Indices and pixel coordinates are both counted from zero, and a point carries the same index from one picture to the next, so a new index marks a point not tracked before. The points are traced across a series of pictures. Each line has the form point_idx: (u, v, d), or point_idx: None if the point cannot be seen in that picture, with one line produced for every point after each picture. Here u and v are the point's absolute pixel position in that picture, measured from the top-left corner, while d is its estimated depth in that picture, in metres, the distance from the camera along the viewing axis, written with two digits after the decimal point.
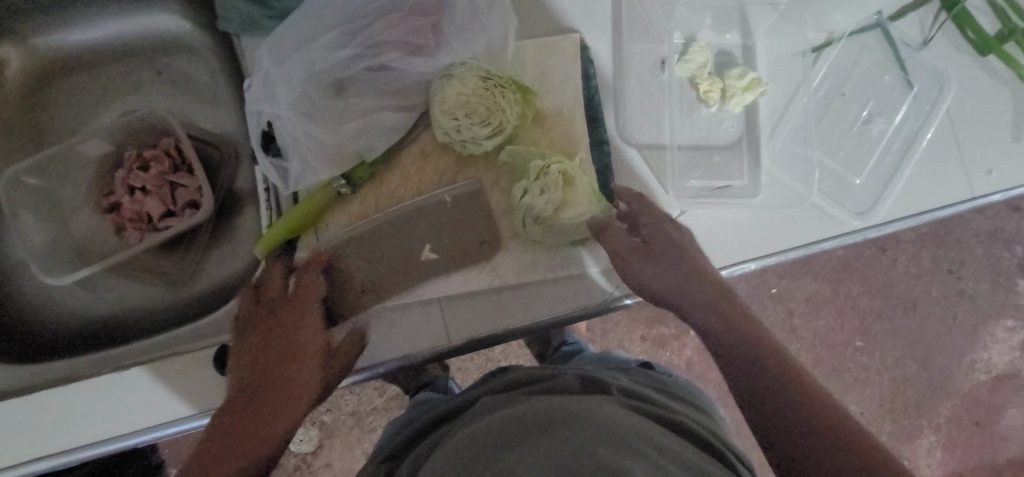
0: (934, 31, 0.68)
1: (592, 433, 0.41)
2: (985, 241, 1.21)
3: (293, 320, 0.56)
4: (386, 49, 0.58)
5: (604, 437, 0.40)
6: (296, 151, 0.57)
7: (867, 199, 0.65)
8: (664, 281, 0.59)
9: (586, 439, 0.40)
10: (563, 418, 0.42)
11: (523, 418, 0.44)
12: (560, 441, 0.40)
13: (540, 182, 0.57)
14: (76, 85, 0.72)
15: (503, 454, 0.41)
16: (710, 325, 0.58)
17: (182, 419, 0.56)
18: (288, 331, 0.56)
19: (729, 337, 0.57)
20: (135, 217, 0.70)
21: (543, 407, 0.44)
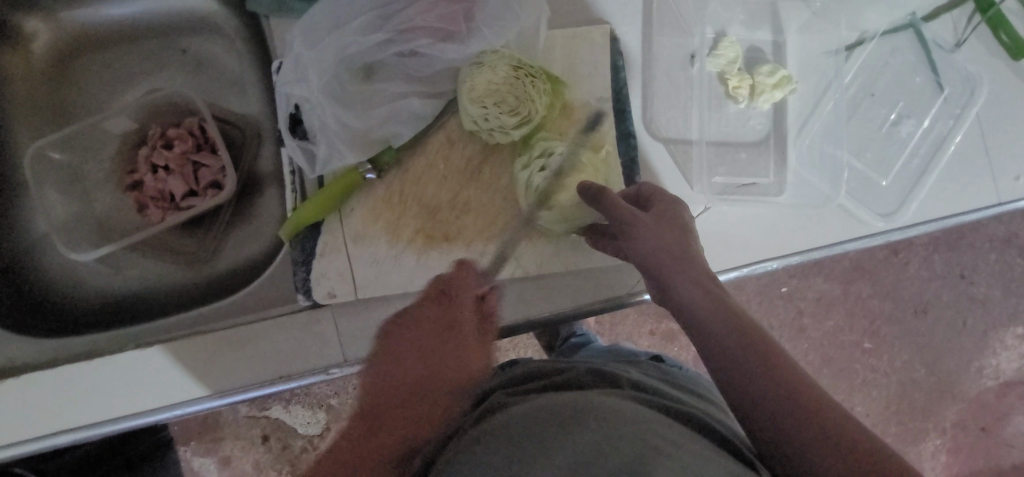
0: (968, 33, 0.67)
1: (618, 430, 0.40)
2: (999, 247, 1.21)
3: (443, 333, 0.54)
4: (416, 35, 0.57)
5: (629, 434, 0.40)
6: (324, 135, 0.57)
7: (893, 201, 0.64)
8: (660, 249, 0.51)
9: (612, 435, 0.39)
10: (585, 413, 0.42)
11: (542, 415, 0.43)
12: (588, 439, 0.39)
13: (552, 165, 0.57)
14: (101, 62, 0.72)
15: (524, 451, 0.40)
16: (699, 310, 0.48)
17: (203, 399, 0.56)
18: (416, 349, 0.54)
19: (714, 315, 0.47)
20: (158, 195, 0.70)
21: (561, 405, 0.44)
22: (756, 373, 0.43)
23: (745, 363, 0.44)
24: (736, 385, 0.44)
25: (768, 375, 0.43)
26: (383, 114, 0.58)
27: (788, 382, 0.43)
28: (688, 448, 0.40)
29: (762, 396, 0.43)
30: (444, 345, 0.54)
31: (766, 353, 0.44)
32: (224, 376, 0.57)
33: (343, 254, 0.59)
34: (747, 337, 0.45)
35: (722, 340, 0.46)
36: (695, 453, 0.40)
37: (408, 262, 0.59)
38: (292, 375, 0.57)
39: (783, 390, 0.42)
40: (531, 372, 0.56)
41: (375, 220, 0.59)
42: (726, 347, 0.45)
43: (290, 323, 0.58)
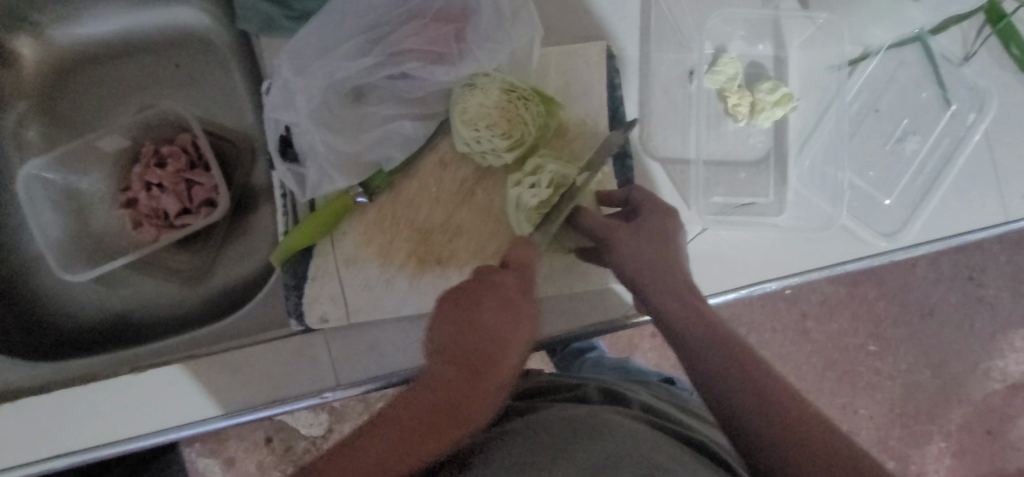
0: (977, 45, 0.65)
1: (617, 449, 0.41)
2: (1009, 248, 1.18)
3: (518, 298, 0.49)
4: (407, 58, 0.56)
5: (625, 458, 0.40)
6: (313, 160, 0.56)
7: (896, 220, 0.63)
8: (647, 261, 0.52)
9: (608, 453, 0.40)
10: (576, 438, 0.42)
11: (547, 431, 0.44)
12: (588, 456, 0.40)
13: (535, 178, 0.56)
14: (94, 77, 0.71)
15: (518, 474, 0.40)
16: (688, 327, 0.49)
17: (196, 423, 0.56)
18: (470, 315, 0.48)
19: (700, 335, 0.48)
20: (152, 213, 0.69)
21: (558, 424, 0.44)
22: (740, 389, 0.44)
23: (730, 380, 0.45)
24: (719, 399, 0.45)
25: (751, 390, 0.44)
26: (374, 137, 0.58)
27: (771, 398, 0.43)
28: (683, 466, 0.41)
29: (743, 411, 0.43)
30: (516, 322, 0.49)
31: (751, 370, 0.45)
32: (217, 401, 0.56)
33: (335, 279, 0.58)
34: (734, 357, 0.46)
35: (708, 358, 0.47)
36: (687, 471, 0.40)
37: (401, 286, 0.58)
38: (287, 398, 0.57)
39: (767, 406, 0.43)
40: (541, 390, 0.57)
41: (367, 243, 0.58)
42: (712, 365, 0.46)
43: (289, 343, 0.58)
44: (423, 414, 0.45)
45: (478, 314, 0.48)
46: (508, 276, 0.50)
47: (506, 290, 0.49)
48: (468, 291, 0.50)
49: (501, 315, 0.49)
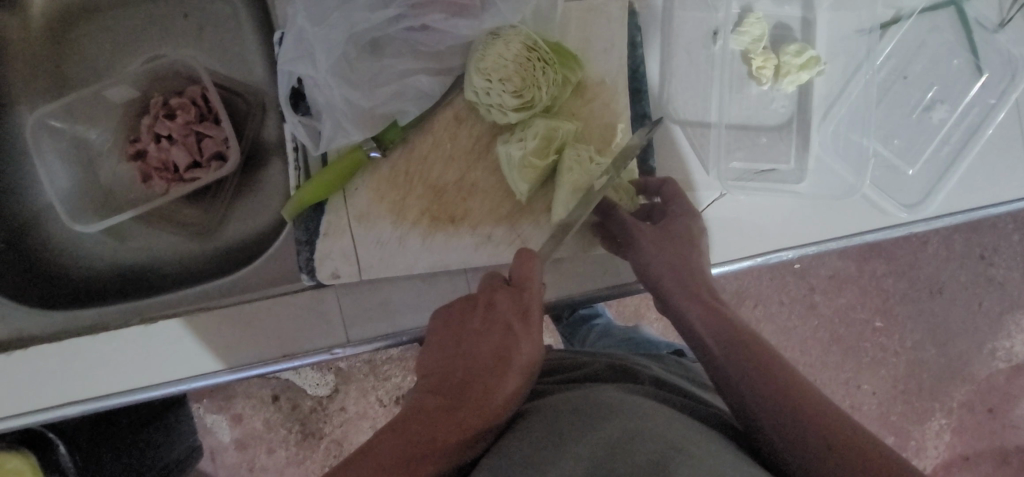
0: (1013, 12, 0.63)
1: (631, 431, 0.39)
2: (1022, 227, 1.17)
3: (516, 320, 0.50)
4: (428, 10, 0.54)
5: (648, 432, 0.39)
6: (330, 114, 0.55)
7: (918, 192, 0.62)
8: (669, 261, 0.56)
9: (619, 435, 0.39)
10: (596, 414, 0.42)
11: (549, 422, 0.43)
12: (599, 444, 0.39)
13: (522, 133, 0.55)
14: (101, 25, 0.70)
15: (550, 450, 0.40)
16: (713, 335, 0.52)
17: (206, 375, 0.56)
18: (472, 333, 0.50)
19: (723, 342, 0.51)
20: (161, 166, 0.68)
21: (573, 406, 0.44)
22: (764, 385, 0.47)
23: (755, 381, 0.47)
24: (746, 396, 0.47)
25: (776, 385, 0.46)
26: (390, 91, 0.56)
27: (792, 394, 0.46)
28: (700, 445, 0.39)
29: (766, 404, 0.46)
30: (515, 336, 0.50)
31: (775, 370, 0.48)
32: (228, 354, 0.57)
33: (347, 235, 0.57)
34: (756, 358, 0.49)
35: (736, 358, 0.49)
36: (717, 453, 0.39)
37: (413, 244, 0.57)
38: (297, 354, 0.57)
39: (792, 397, 0.45)
40: (552, 367, 0.56)
41: (380, 199, 0.58)
42: (738, 366, 0.49)
43: (296, 301, 0.57)
44: (411, 434, 0.44)
45: (471, 336, 0.50)
46: (507, 295, 0.51)
47: (508, 318, 0.50)
48: (465, 310, 0.52)
49: (500, 335, 0.50)
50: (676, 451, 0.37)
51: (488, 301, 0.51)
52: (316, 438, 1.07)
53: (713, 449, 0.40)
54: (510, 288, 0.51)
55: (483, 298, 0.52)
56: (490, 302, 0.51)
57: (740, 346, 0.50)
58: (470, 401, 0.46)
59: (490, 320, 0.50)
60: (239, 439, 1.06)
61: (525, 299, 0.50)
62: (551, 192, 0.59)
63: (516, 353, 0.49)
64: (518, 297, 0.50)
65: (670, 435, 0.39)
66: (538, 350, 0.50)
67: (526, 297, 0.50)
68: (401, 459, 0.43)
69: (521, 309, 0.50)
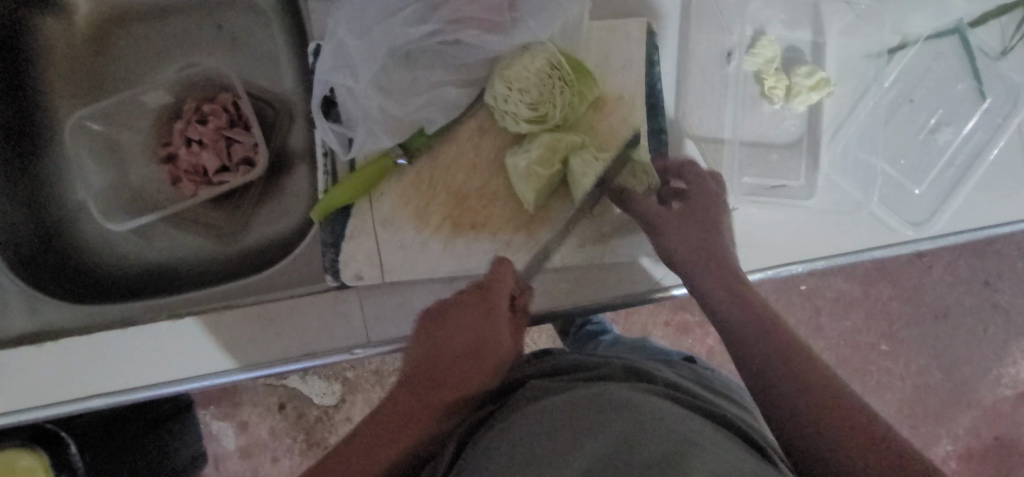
0: (1015, 41, 0.65)
1: (648, 423, 0.41)
2: None
3: (490, 316, 0.55)
4: (464, 26, 0.55)
5: (660, 425, 0.41)
6: (363, 123, 0.58)
7: (924, 210, 0.63)
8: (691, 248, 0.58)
9: (638, 431, 0.40)
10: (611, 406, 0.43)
11: (567, 410, 0.44)
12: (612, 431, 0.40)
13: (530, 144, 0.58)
14: (136, 35, 0.73)
15: (567, 433, 0.41)
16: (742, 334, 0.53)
17: (229, 371, 0.58)
18: (451, 327, 0.54)
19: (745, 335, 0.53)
20: (191, 169, 0.71)
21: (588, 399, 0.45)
22: (797, 389, 0.47)
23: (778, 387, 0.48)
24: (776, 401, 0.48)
25: (811, 382, 0.47)
26: (419, 102, 0.58)
27: (833, 398, 0.46)
28: (707, 441, 0.40)
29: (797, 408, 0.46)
30: (492, 331, 0.55)
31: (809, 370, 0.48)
32: (250, 351, 0.58)
33: (371, 238, 0.59)
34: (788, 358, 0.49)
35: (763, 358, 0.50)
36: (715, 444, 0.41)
37: (435, 249, 0.59)
38: (317, 353, 0.58)
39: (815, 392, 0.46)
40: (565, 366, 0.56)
41: (404, 205, 0.60)
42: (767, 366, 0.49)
43: (320, 301, 0.59)
44: (376, 430, 0.52)
45: (450, 331, 0.54)
46: (481, 293, 0.55)
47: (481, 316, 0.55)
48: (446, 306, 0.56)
49: (474, 333, 0.55)
50: (687, 450, 0.38)
51: (472, 296, 0.55)
52: (321, 447, 1.07)
53: (726, 452, 0.40)
54: (484, 290, 0.55)
55: (465, 294, 0.56)
56: (474, 297, 0.55)
57: (765, 341, 0.51)
58: (440, 394, 0.53)
59: (467, 317, 0.55)
60: (244, 447, 1.06)
61: (494, 298, 0.55)
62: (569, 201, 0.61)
63: (491, 347, 0.55)
64: (485, 296, 0.55)
65: (682, 431, 0.40)
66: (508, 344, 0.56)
67: (494, 297, 0.55)
68: (382, 444, 0.51)
69: (489, 306, 0.55)
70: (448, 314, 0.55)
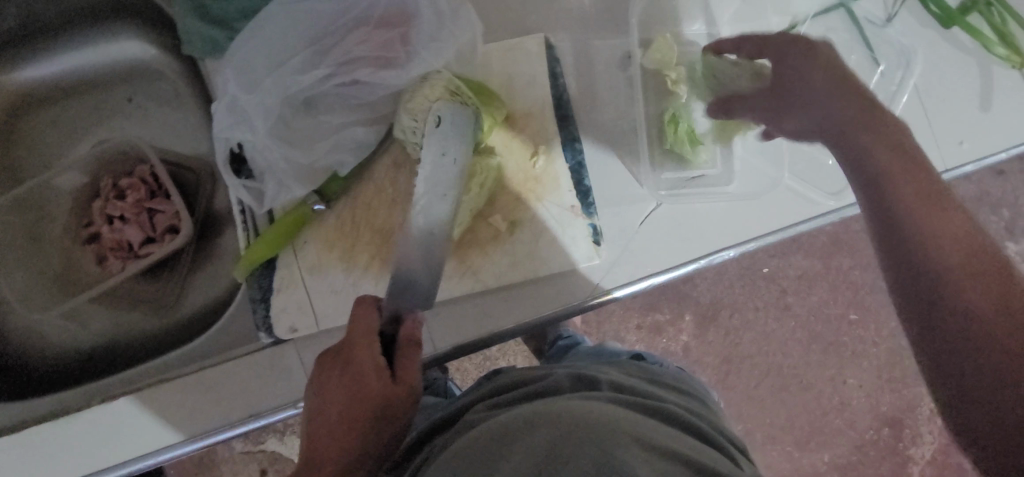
0: (897, 7, 0.68)
1: (574, 426, 0.39)
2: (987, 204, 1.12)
3: (368, 373, 0.48)
4: (357, 66, 0.57)
5: (590, 426, 0.39)
6: (272, 175, 0.58)
7: (840, 178, 0.65)
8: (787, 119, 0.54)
9: (569, 432, 0.38)
10: (541, 416, 0.41)
11: (501, 425, 0.42)
12: (538, 441, 0.39)
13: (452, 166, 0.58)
14: (46, 119, 0.72)
15: (497, 450, 0.40)
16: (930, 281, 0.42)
17: (171, 447, 0.56)
18: (330, 390, 0.49)
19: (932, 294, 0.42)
20: (116, 246, 0.70)
21: (524, 413, 0.43)
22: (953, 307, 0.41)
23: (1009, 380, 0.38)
24: (943, 368, 0.41)
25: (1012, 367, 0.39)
26: (327, 145, 0.58)
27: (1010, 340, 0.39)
28: (636, 435, 0.39)
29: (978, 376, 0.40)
30: (370, 389, 0.48)
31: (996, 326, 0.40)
32: (190, 423, 0.56)
33: (300, 287, 0.58)
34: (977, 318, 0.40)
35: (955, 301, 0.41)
36: (648, 439, 0.39)
37: (367, 288, 0.59)
38: (261, 413, 0.57)
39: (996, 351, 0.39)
40: (508, 382, 0.54)
41: (330, 249, 0.59)
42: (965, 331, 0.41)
43: (256, 359, 0.58)
44: None
45: (328, 396, 0.49)
46: (346, 353, 0.49)
47: (346, 373, 0.49)
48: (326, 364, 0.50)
49: (348, 395, 0.48)
50: (618, 445, 0.37)
51: (346, 353, 0.49)
52: None
53: (664, 445, 0.39)
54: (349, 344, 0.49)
55: (338, 351, 0.50)
56: (347, 354, 0.49)
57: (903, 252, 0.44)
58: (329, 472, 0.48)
59: (340, 379, 0.49)
60: None
61: (354, 350, 0.49)
62: (496, 222, 0.60)
63: (379, 407, 0.48)
64: (347, 353, 0.49)
65: (613, 429, 0.39)
66: (400, 400, 0.48)
67: (356, 350, 0.49)
68: None
69: (349, 359, 0.49)
70: (325, 374, 0.49)
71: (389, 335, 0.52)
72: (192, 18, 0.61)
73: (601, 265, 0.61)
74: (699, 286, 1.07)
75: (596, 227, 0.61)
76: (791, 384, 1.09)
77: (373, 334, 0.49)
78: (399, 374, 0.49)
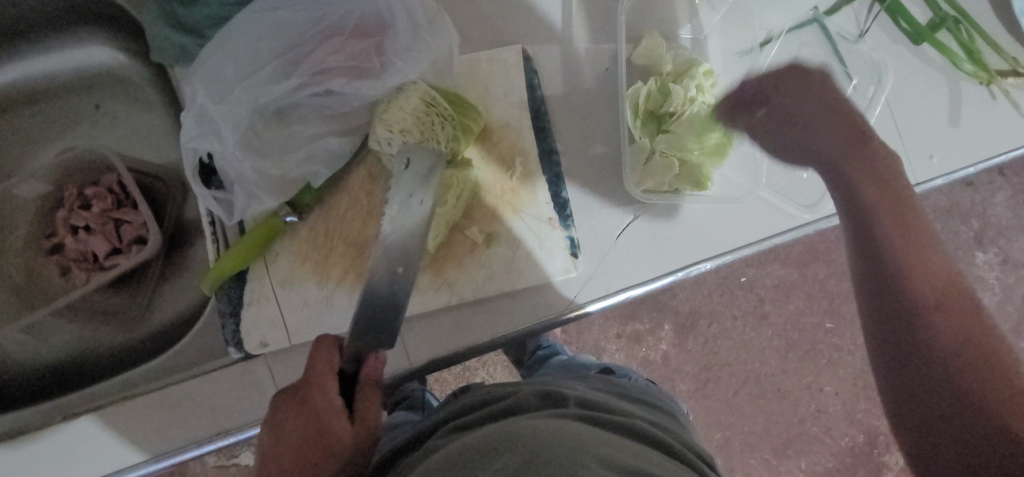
0: (869, 23, 0.69)
1: (535, 450, 0.38)
2: (955, 215, 1.14)
3: (323, 407, 0.47)
4: (332, 76, 0.56)
5: (554, 447, 0.38)
6: (242, 186, 0.56)
7: (816, 192, 0.65)
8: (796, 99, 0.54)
9: (535, 454, 0.37)
10: (504, 440, 0.40)
11: (464, 449, 0.41)
12: (500, 466, 0.37)
13: None
14: (9, 126, 0.70)
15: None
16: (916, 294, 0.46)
17: (136, 466, 0.54)
18: (289, 426, 0.47)
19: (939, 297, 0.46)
20: (80, 257, 0.68)
21: (488, 437, 0.42)
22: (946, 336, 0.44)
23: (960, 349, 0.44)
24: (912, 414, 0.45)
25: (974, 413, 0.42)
26: (301, 155, 0.57)
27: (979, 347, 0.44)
28: (598, 456, 0.38)
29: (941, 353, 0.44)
30: (325, 423, 0.47)
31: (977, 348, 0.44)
32: (156, 440, 0.55)
33: (271, 301, 0.57)
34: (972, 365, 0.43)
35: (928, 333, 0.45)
36: (615, 462, 0.38)
37: (340, 301, 0.57)
38: (230, 430, 0.55)
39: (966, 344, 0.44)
40: (474, 403, 0.52)
41: (302, 262, 0.58)
42: (937, 347, 0.44)
43: (225, 375, 0.56)
44: None
45: (285, 432, 0.47)
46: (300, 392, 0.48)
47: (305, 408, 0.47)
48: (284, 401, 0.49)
49: (304, 430, 0.47)
50: (581, 465, 0.36)
51: (301, 389, 0.48)
52: None
53: (626, 463, 0.38)
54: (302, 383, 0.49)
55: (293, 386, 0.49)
56: (303, 392, 0.48)
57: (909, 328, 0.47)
58: None
59: (296, 416, 0.47)
60: None
61: (309, 385, 0.48)
62: (472, 234, 0.60)
63: (332, 440, 0.46)
64: (305, 392, 0.48)
65: (577, 452, 0.38)
66: (354, 434, 0.47)
67: (315, 389, 0.48)
68: None
69: (305, 396, 0.48)
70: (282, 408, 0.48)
71: (349, 373, 0.50)
72: (160, 24, 0.59)
73: (578, 278, 0.60)
74: (678, 295, 1.07)
75: (574, 239, 0.61)
76: (769, 392, 1.10)
77: (329, 374, 0.48)
78: (358, 414, 0.48)
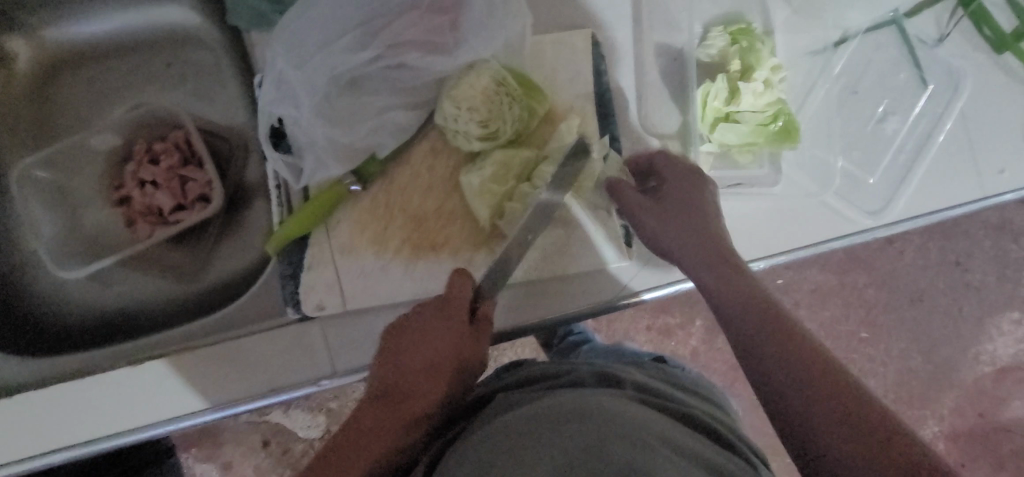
0: (951, 27, 0.68)
1: (606, 429, 0.37)
2: (1007, 234, 1.11)
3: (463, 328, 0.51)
4: (406, 49, 0.57)
5: (628, 429, 0.38)
6: (311, 150, 0.57)
7: (880, 198, 0.64)
8: None
9: (604, 437, 0.37)
10: (574, 413, 0.39)
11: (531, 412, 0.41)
12: (570, 438, 0.37)
13: (482, 163, 0.58)
14: (85, 78, 0.73)
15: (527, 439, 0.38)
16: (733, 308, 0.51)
17: (194, 414, 0.56)
18: (427, 333, 0.50)
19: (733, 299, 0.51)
20: (147, 210, 0.70)
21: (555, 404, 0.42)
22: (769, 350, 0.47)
23: (827, 410, 0.43)
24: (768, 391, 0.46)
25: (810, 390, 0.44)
26: (368, 126, 0.58)
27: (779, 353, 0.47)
28: (672, 448, 0.38)
29: (818, 425, 0.43)
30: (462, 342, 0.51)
31: (830, 387, 0.44)
32: (214, 389, 0.56)
33: (330, 267, 0.58)
34: (798, 373, 0.45)
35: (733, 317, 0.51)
36: (682, 451, 0.38)
37: (395, 272, 0.58)
38: (284, 387, 0.57)
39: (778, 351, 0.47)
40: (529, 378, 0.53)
41: (361, 231, 0.59)
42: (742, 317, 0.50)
43: (281, 335, 0.58)
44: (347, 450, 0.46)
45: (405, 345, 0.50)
46: (439, 311, 0.51)
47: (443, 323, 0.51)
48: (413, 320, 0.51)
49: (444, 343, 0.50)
50: (652, 450, 0.37)
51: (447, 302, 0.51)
52: None
53: (687, 447, 0.39)
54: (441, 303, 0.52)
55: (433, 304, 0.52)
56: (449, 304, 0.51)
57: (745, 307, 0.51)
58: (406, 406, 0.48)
59: (431, 328, 0.51)
60: None
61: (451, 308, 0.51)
62: None
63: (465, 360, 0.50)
64: (446, 307, 0.51)
65: (647, 437, 0.38)
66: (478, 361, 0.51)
67: (452, 312, 0.51)
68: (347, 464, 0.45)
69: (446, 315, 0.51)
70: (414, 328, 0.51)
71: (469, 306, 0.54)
72: None
73: (631, 267, 0.61)
74: None
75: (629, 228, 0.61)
76: None
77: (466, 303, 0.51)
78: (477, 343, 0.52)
